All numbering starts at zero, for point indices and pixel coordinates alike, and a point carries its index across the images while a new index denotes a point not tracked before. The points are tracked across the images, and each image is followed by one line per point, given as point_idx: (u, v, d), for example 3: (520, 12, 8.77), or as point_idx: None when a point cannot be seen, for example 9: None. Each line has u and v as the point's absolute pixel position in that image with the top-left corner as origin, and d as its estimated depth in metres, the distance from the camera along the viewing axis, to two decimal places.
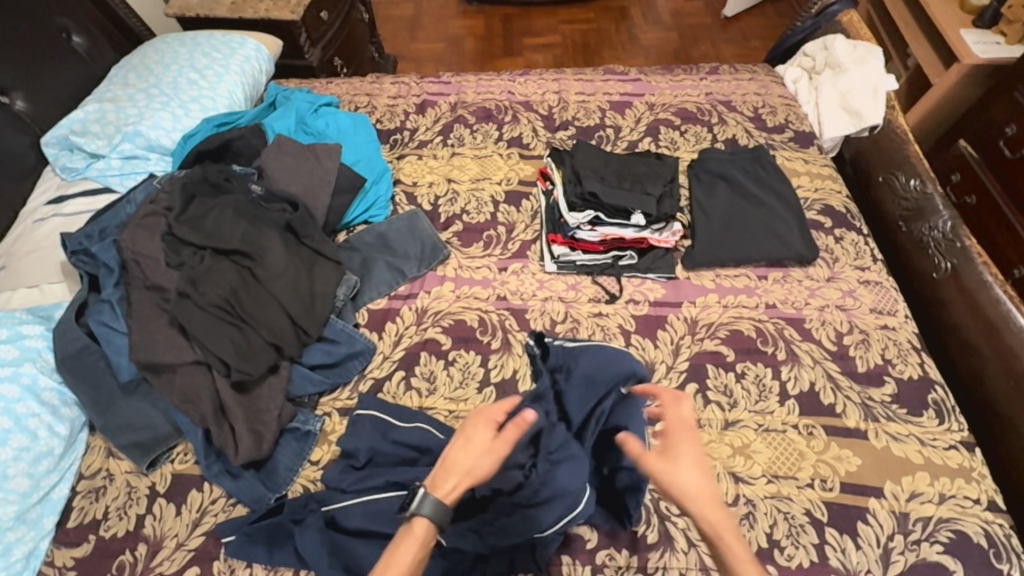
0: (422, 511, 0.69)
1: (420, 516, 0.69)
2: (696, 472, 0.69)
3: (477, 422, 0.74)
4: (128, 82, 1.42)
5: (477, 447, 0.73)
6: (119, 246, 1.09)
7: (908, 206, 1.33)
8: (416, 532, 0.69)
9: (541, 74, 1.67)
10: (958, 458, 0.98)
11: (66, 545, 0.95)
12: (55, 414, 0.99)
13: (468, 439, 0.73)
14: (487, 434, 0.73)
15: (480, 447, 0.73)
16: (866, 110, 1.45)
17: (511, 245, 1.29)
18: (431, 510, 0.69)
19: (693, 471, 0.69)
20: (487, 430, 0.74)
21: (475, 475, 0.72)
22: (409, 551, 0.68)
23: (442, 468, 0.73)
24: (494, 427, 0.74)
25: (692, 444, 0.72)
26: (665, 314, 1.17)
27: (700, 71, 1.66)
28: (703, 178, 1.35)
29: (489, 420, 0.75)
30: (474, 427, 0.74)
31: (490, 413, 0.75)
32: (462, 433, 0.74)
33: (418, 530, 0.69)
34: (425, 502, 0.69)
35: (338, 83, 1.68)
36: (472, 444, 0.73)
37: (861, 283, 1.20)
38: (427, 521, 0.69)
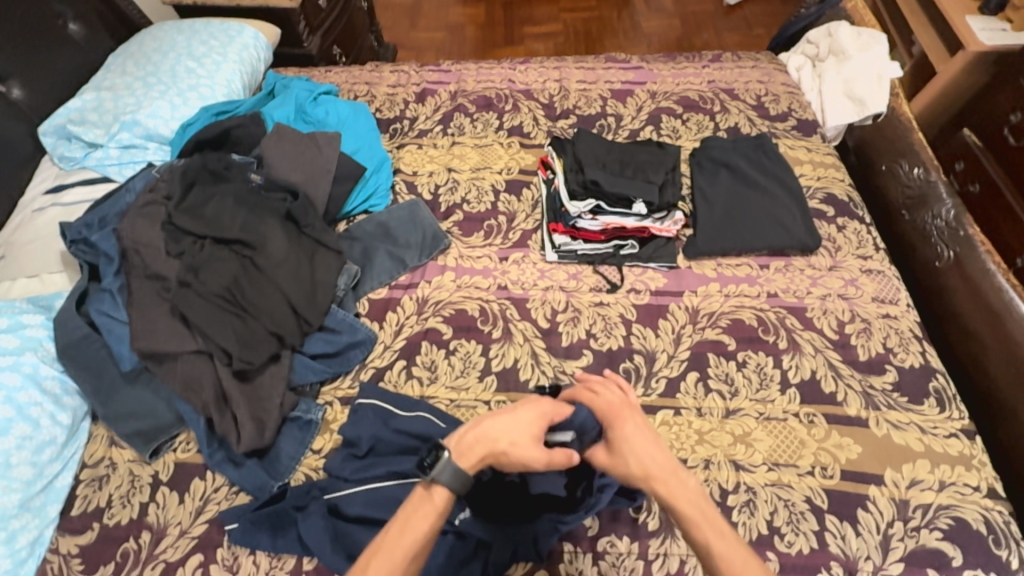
0: (442, 478, 0.71)
1: (439, 483, 0.71)
2: (644, 453, 0.74)
3: (532, 410, 0.78)
4: (125, 70, 1.40)
5: (522, 429, 0.76)
6: (119, 235, 1.09)
7: (912, 193, 1.33)
8: (436, 499, 0.71)
9: (542, 62, 1.66)
10: (959, 446, 0.98)
11: (70, 533, 0.96)
12: (58, 403, 1.00)
13: (516, 416, 0.77)
14: (537, 425, 0.77)
15: (523, 429, 0.76)
16: (869, 98, 1.44)
17: (512, 234, 1.29)
18: (451, 478, 0.71)
19: (641, 450, 0.74)
20: (538, 423, 0.77)
21: (497, 451, 0.74)
22: (426, 520, 0.69)
23: (473, 434, 0.75)
24: (546, 423, 0.78)
25: (630, 424, 0.76)
26: (666, 303, 1.17)
27: (703, 59, 1.64)
28: (705, 167, 1.34)
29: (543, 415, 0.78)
30: (528, 412, 0.78)
31: (550, 412, 0.79)
32: (513, 413, 0.77)
33: (438, 497, 0.71)
34: (445, 468, 0.71)
35: (337, 72, 1.67)
36: (516, 422, 0.76)
37: (863, 272, 1.19)
38: (447, 489, 0.71)
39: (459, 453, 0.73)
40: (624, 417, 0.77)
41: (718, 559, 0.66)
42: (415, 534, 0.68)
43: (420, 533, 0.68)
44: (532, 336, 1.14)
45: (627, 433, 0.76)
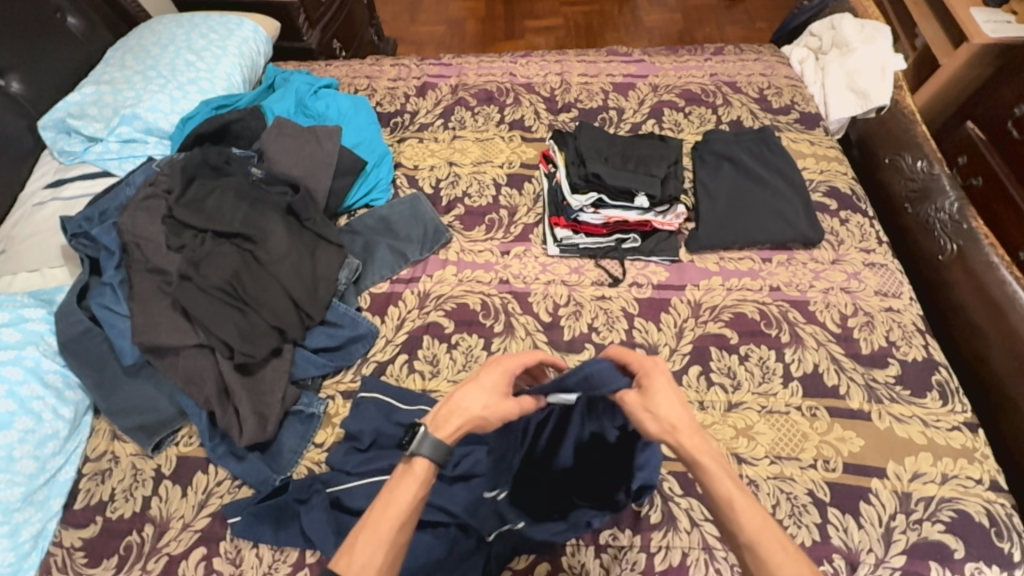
0: (421, 451, 0.69)
1: (419, 457, 0.70)
2: (671, 408, 0.67)
3: (493, 370, 0.72)
4: (124, 64, 1.39)
5: (489, 392, 0.71)
6: (119, 229, 1.08)
7: (915, 186, 1.32)
8: (416, 471, 0.70)
9: (543, 55, 1.65)
10: (961, 439, 0.98)
11: (73, 526, 0.96)
12: (60, 397, 1.00)
13: (480, 381, 0.72)
14: (504, 385, 0.72)
15: (489, 391, 0.71)
16: (873, 90, 1.43)
17: (513, 228, 1.28)
18: (431, 450, 0.69)
19: (669, 405, 0.67)
20: (503, 380, 0.72)
21: (472, 418, 0.71)
22: (410, 491, 0.68)
23: (446, 407, 0.72)
24: (508, 378, 0.72)
25: (664, 377, 0.69)
26: (668, 297, 1.17)
27: (705, 52, 1.63)
28: (707, 160, 1.33)
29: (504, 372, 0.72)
30: (490, 374, 0.72)
31: (510, 366, 0.72)
32: (478, 378, 0.72)
33: (418, 468, 0.70)
34: (425, 443, 0.69)
35: (337, 65, 1.66)
36: (482, 385, 0.72)
37: (866, 266, 1.19)
38: (428, 461, 0.70)
39: (436, 426, 0.70)
40: (661, 370, 0.69)
41: (737, 513, 0.65)
42: (400, 506, 0.68)
43: (404, 505, 0.68)
44: (533, 329, 1.13)
45: (661, 388, 0.68)
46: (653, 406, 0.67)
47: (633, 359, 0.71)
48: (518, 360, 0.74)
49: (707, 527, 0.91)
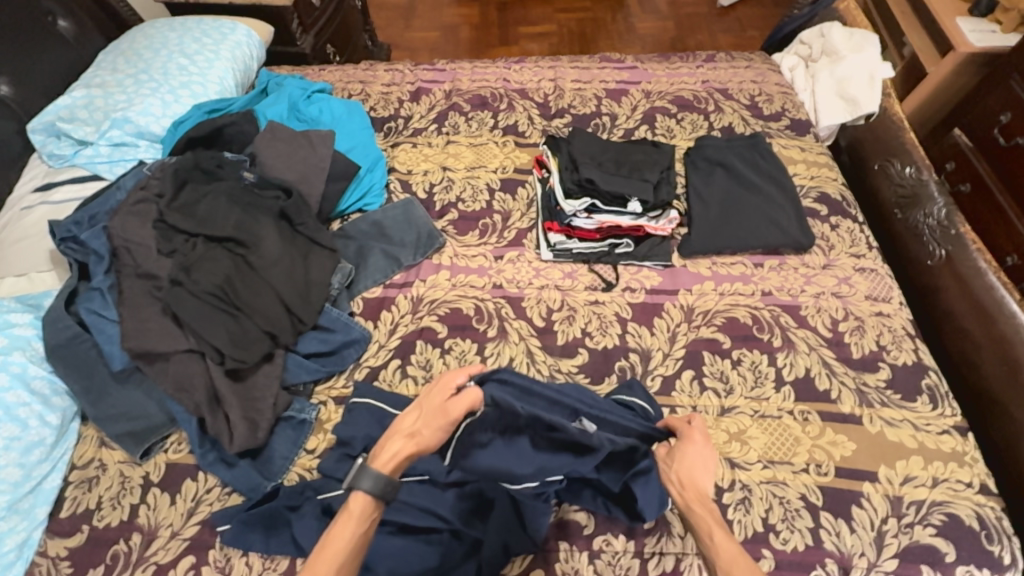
0: (362, 484, 0.75)
1: (358, 490, 0.76)
2: (698, 468, 0.81)
3: (433, 388, 0.85)
4: (116, 67, 1.39)
5: (432, 412, 0.81)
6: (109, 233, 1.07)
7: (904, 193, 1.33)
8: (354, 506, 0.75)
9: (537, 61, 1.66)
10: (952, 442, 0.99)
11: (59, 536, 0.94)
12: (46, 404, 0.98)
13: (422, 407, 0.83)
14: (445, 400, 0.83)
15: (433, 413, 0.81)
16: (862, 98, 1.45)
17: (507, 233, 1.29)
18: (370, 483, 0.75)
19: (698, 467, 0.81)
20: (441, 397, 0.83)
21: (419, 442, 0.80)
22: (348, 524, 0.73)
23: (389, 439, 0.81)
24: (449, 390, 0.84)
25: (696, 448, 0.83)
26: (662, 302, 1.17)
27: (697, 59, 1.65)
28: (699, 166, 1.34)
29: (445, 389, 0.84)
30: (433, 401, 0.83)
31: (450, 381, 0.85)
32: (418, 404, 0.84)
33: (358, 503, 0.75)
34: (363, 475, 0.76)
35: (331, 70, 1.66)
36: (423, 409, 0.82)
37: (856, 270, 1.20)
38: (367, 494, 0.75)
39: (377, 459, 0.78)
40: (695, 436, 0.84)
41: (717, 550, 0.73)
42: (340, 541, 0.71)
43: (344, 540, 0.72)
44: (527, 334, 1.14)
45: (698, 454, 0.82)
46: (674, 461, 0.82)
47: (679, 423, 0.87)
48: (456, 374, 0.86)
49: None
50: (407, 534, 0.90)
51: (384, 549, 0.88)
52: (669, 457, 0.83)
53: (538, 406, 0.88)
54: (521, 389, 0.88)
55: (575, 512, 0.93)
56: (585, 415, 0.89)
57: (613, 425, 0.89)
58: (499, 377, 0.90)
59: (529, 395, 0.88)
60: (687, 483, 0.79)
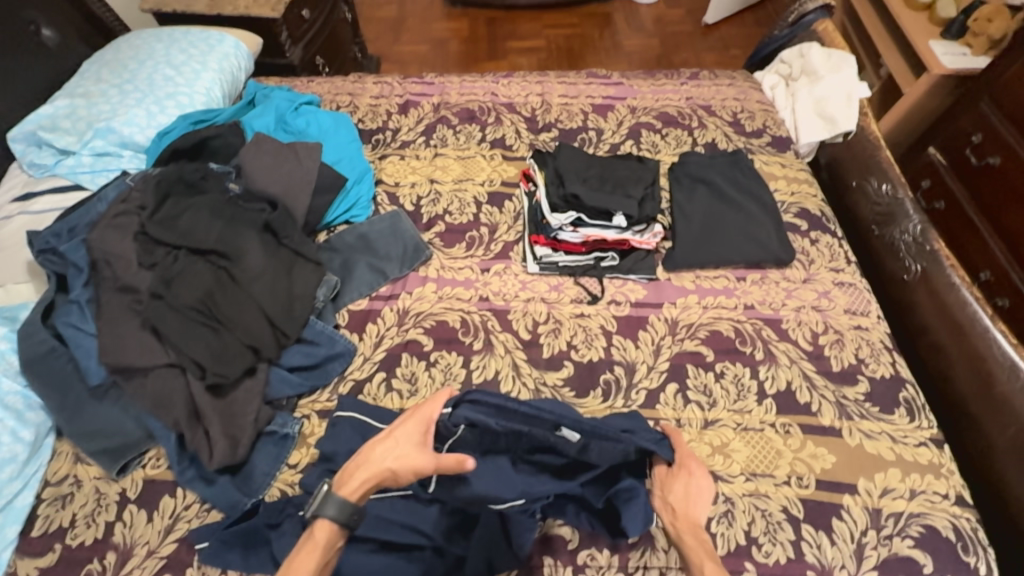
0: (324, 512, 0.79)
1: (322, 517, 0.79)
2: (693, 498, 0.88)
3: (407, 421, 0.86)
4: (100, 78, 1.38)
5: (404, 445, 0.84)
6: (88, 246, 1.05)
7: (881, 210, 1.36)
8: (319, 535, 0.78)
9: (524, 76, 1.68)
10: (928, 454, 1.00)
11: (30, 555, 0.91)
12: (20, 419, 0.96)
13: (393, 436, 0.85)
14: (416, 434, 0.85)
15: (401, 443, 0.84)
16: (839, 116, 1.49)
17: (494, 246, 1.29)
18: (334, 511, 0.79)
19: (692, 496, 0.88)
20: (416, 433, 0.85)
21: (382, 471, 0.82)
22: (312, 555, 0.77)
23: (360, 466, 0.83)
24: (426, 427, 0.86)
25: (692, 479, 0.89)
26: (646, 315, 1.18)
27: (681, 76, 1.68)
28: (683, 182, 1.36)
29: (418, 422, 0.86)
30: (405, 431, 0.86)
31: (424, 414, 0.87)
32: (392, 432, 0.86)
33: (321, 530, 0.79)
34: (328, 503, 0.79)
35: (319, 82, 1.66)
36: (395, 440, 0.85)
37: (835, 285, 1.22)
38: (331, 521, 0.79)
39: (342, 487, 0.81)
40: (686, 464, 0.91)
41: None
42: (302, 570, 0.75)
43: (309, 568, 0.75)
44: (512, 347, 1.14)
45: (694, 484, 0.89)
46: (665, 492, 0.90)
47: (678, 448, 0.92)
48: (429, 406, 0.87)
49: None
50: (391, 550, 0.89)
51: (366, 566, 0.87)
52: (666, 484, 0.90)
53: (518, 420, 0.87)
54: (498, 406, 0.87)
55: (559, 526, 0.93)
56: (568, 424, 0.86)
57: (602, 433, 0.86)
58: (472, 398, 0.88)
59: (506, 411, 0.87)
60: (680, 511, 0.87)
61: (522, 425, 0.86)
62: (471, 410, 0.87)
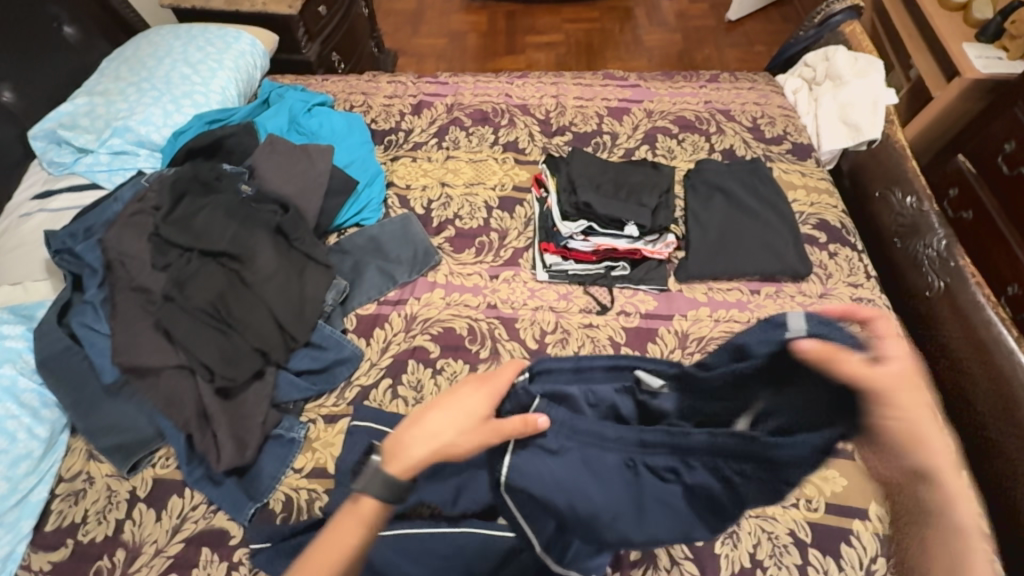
0: (369, 488, 0.61)
1: (368, 494, 0.61)
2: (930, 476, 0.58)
3: (478, 389, 0.69)
4: (119, 75, 1.40)
5: (471, 412, 0.66)
6: (104, 246, 1.06)
7: (904, 222, 1.32)
8: (363, 508, 0.62)
9: (540, 77, 1.66)
10: None
11: (43, 549, 0.94)
12: (35, 416, 0.98)
13: (462, 397, 0.67)
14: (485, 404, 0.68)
15: (468, 413, 0.66)
16: (865, 124, 1.44)
17: (503, 252, 1.28)
18: (380, 488, 0.61)
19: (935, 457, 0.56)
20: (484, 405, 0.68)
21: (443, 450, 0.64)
22: (354, 533, 0.61)
23: (411, 430, 0.65)
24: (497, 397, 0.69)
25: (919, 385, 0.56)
26: (656, 326, 1.17)
27: (700, 79, 1.64)
28: (699, 189, 1.33)
29: (494, 388, 0.69)
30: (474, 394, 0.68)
31: (496, 386, 0.69)
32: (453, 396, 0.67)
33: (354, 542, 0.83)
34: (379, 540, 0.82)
35: (334, 81, 1.66)
36: (461, 412, 0.66)
37: (853, 300, 1.19)
38: (376, 500, 0.61)
39: (396, 459, 0.62)
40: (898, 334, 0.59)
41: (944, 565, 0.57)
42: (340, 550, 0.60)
43: (348, 547, 0.60)
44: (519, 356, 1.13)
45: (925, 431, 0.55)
46: (874, 436, 0.57)
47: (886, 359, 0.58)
48: (507, 370, 0.71)
49: (686, 565, 0.91)
50: None
51: None
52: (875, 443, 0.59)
53: (597, 377, 0.77)
54: (573, 368, 0.77)
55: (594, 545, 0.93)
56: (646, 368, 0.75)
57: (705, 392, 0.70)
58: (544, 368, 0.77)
59: (583, 373, 0.77)
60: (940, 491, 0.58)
61: (604, 379, 0.77)
62: (549, 384, 0.76)
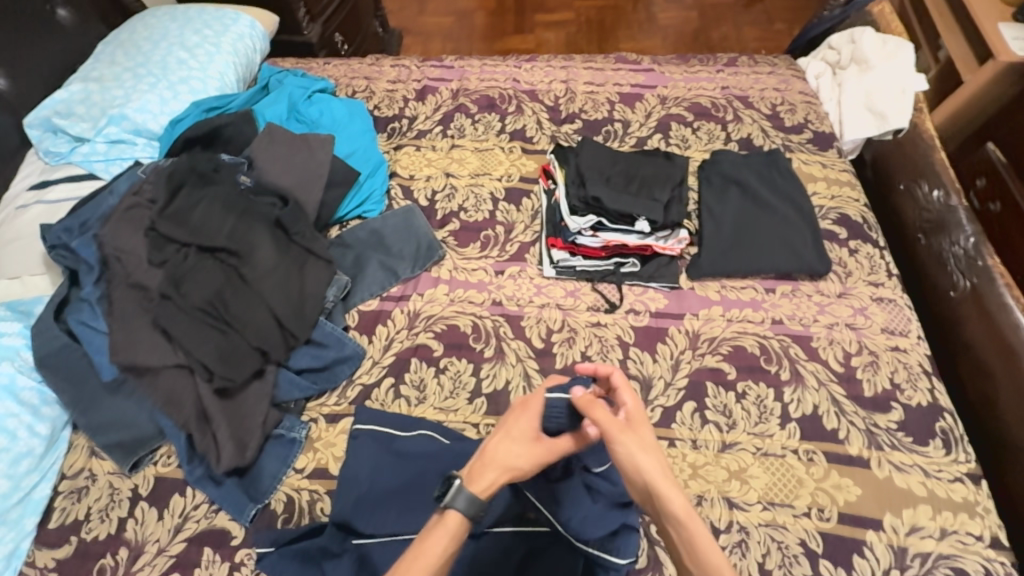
0: (456, 504, 0.71)
1: (454, 509, 0.71)
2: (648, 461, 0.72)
3: (521, 414, 0.79)
4: (115, 60, 1.36)
5: (526, 438, 0.77)
6: (99, 242, 1.03)
7: (929, 217, 1.26)
8: (449, 522, 0.70)
9: (549, 60, 1.59)
10: (963, 491, 0.94)
11: (47, 546, 0.94)
12: (35, 414, 0.98)
13: (511, 431, 0.77)
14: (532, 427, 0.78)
15: (519, 440, 0.77)
16: (891, 112, 1.37)
17: (509, 247, 1.24)
18: (466, 503, 0.71)
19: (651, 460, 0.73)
20: (530, 425, 0.78)
21: (513, 469, 0.75)
22: (442, 541, 0.69)
23: (480, 458, 0.75)
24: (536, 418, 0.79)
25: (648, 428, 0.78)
26: (666, 326, 1.13)
27: (718, 62, 1.56)
28: (713, 182, 1.28)
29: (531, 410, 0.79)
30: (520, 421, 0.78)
31: (534, 405, 0.80)
32: (505, 430, 0.78)
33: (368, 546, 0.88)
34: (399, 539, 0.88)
35: (336, 64, 1.61)
36: (514, 437, 0.77)
37: (873, 300, 1.14)
38: (461, 514, 0.71)
39: (474, 479, 0.73)
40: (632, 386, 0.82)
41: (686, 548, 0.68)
42: (431, 554, 0.68)
43: (436, 555, 0.68)
44: (525, 356, 1.10)
45: (629, 446, 0.73)
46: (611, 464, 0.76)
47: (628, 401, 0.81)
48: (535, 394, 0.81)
49: None
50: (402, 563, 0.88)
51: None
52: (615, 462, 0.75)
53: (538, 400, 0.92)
54: None
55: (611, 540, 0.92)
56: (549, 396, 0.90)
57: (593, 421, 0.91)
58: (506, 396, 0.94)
59: None
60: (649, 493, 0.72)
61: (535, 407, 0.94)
62: None
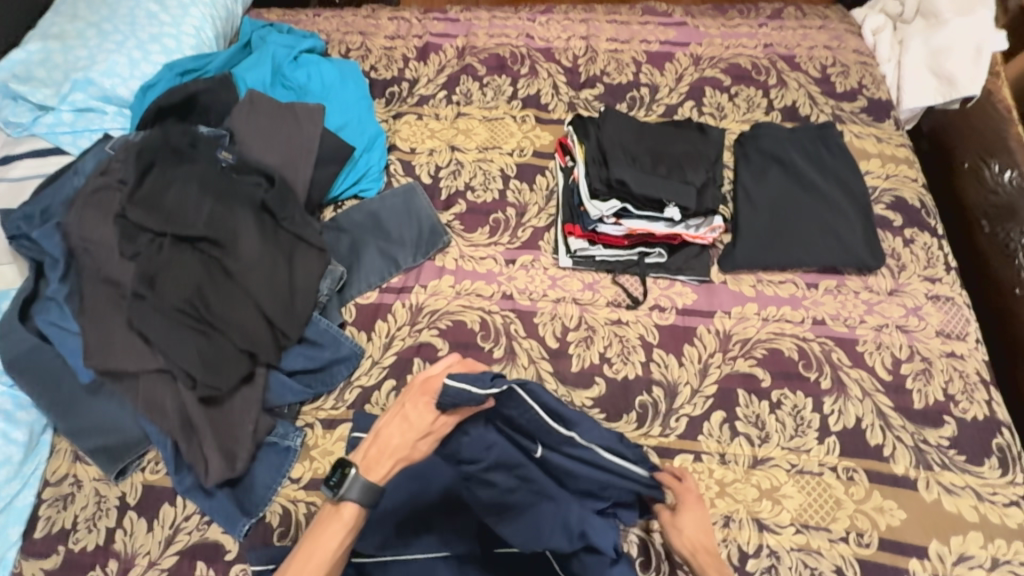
0: (350, 495, 0.76)
1: (348, 500, 0.76)
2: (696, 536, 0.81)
3: (413, 398, 0.80)
4: (77, 14, 1.20)
5: (414, 425, 0.79)
6: (65, 231, 0.94)
7: (997, 201, 1.13)
8: (346, 515, 0.76)
9: (566, 12, 1.39)
10: (1019, 517, 0.86)
11: (34, 556, 0.89)
12: (10, 420, 0.91)
13: (406, 417, 0.79)
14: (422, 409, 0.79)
15: (412, 426, 0.79)
16: (960, 77, 1.19)
17: (521, 233, 1.12)
18: (360, 494, 0.76)
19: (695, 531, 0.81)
20: (428, 410, 0.79)
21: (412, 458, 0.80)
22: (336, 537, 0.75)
23: (373, 444, 0.79)
24: (430, 400, 0.79)
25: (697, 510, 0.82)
26: (694, 325, 1.02)
27: (760, 14, 1.36)
28: (753, 159, 1.13)
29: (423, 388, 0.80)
30: (411, 406, 0.79)
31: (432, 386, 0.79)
32: (398, 412, 0.80)
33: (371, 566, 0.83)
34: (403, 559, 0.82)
35: (327, 16, 1.42)
36: (410, 423, 0.79)
37: (929, 299, 1.02)
38: (355, 504, 0.76)
39: (371, 471, 0.78)
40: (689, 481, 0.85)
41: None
42: (323, 551, 0.74)
43: (329, 550, 0.74)
44: (538, 357, 1.01)
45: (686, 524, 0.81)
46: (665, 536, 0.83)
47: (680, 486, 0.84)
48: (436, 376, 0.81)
49: None
50: None
51: None
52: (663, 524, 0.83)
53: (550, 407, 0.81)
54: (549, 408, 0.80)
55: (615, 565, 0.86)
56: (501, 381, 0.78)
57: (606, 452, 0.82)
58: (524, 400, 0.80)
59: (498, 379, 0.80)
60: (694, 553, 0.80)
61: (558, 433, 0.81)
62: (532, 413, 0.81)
